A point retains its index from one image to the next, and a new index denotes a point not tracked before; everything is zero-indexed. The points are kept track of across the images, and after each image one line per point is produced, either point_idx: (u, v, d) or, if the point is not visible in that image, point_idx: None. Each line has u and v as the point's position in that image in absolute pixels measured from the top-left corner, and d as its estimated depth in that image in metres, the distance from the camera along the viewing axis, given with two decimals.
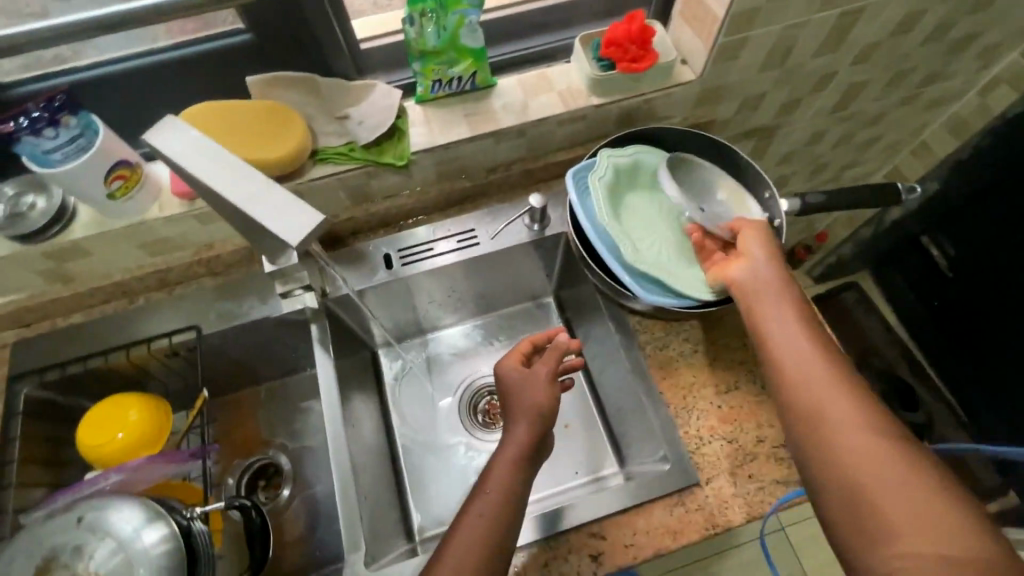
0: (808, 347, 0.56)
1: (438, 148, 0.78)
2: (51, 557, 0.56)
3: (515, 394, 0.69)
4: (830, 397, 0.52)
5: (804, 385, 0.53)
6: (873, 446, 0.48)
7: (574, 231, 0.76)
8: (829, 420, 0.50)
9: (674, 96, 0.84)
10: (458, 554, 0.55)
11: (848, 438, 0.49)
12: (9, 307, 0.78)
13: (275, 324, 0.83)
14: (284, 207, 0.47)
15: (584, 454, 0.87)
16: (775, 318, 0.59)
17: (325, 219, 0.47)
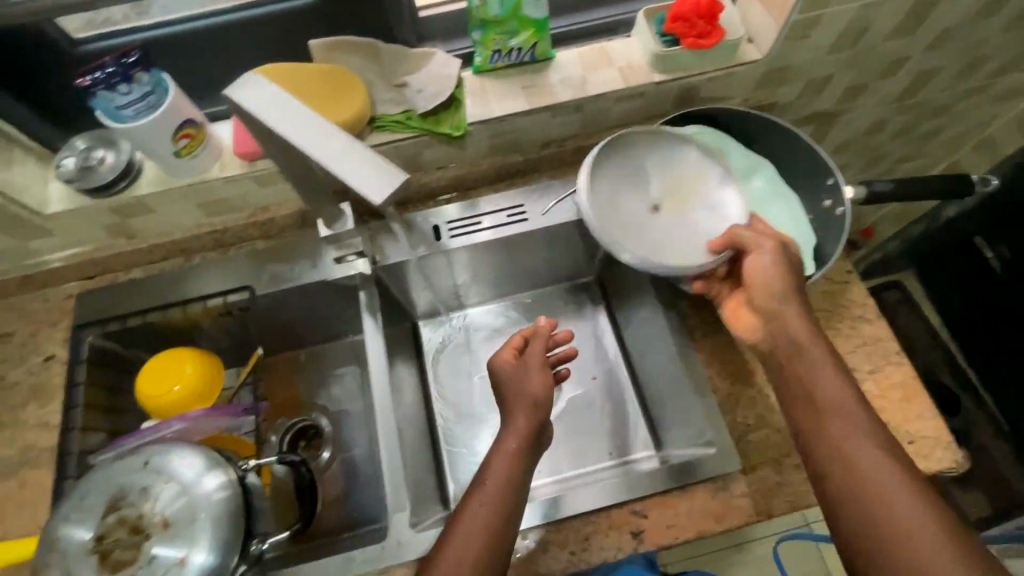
0: (848, 411, 0.56)
1: (494, 120, 0.77)
2: (119, 496, 0.58)
3: (511, 385, 0.68)
4: (875, 467, 0.52)
5: (851, 455, 0.54)
6: (924, 525, 0.49)
7: (628, 209, 0.75)
8: (878, 493, 0.51)
9: (737, 77, 0.82)
10: (456, 553, 0.56)
11: (897, 511, 0.50)
12: (75, 259, 0.81)
13: (325, 288, 0.84)
14: (367, 166, 0.46)
15: (619, 437, 0.87)
16: (818, 378, 0.59)
17: (408, 179, 0.46)
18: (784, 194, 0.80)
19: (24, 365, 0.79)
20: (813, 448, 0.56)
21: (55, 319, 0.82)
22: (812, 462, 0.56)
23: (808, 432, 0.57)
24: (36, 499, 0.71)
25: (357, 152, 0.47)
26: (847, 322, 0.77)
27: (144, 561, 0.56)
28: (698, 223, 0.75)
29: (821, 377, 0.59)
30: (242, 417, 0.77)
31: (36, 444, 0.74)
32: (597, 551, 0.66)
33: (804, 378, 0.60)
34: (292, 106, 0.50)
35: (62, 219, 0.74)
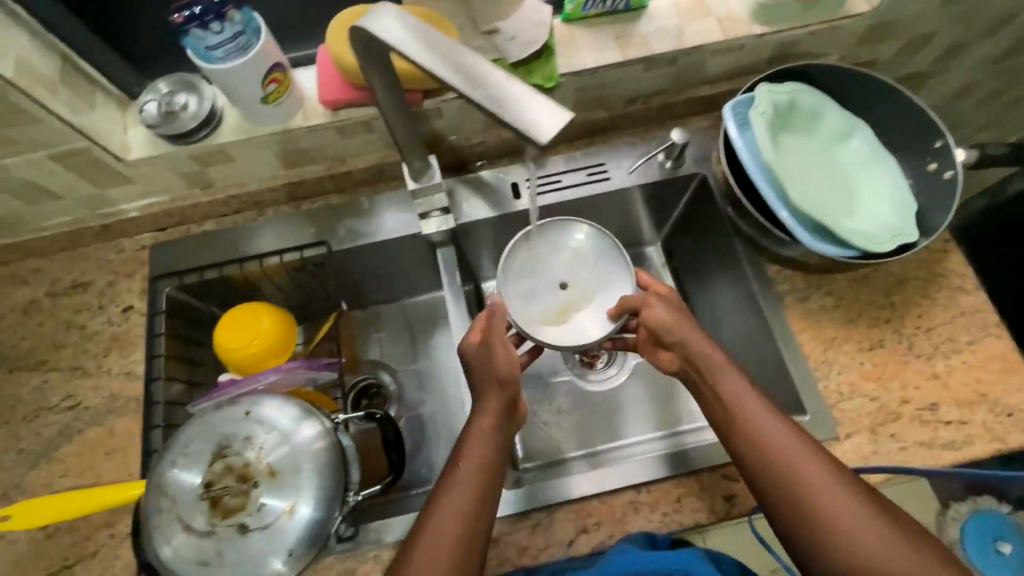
0: (777, 425, 0.57)
1: (585, 73, 0.74)
2: (225, 444, 0.59)
3: (481, 365, 0.65)
4: (812, 474, 0.54)
5: (790, 467, 0.55)
6: (875, 538, 0.50)
7: (727, 169, 0.73)
8: (818, 499, 0.53)
9: (841, 30, 0.77)
10: (433, 539, 0.55)
11: (841, 514, 0.52)
12: (150, 209, 0.81)
13: (400, 244, 0.83)
14: (521, 98, 0.42)
15: (680, 406, 0.88)
16: (740, 395, 0.60)
17: (572, 113, 0.41)
18: (887, 154, 0.76)
19: (103, 315, 0.79)
20: (751, 468, 0.57)
21: (130, 270, 0.81)
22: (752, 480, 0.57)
23: (746, 450, 0.58)
24: (126, 446, 0.72)
25: (507, 82, 0.42)
26: (945, 292, 0.74)
27: (253, 509, 0.56)
28: (591, 319, 0.72)
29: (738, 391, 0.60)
30: (320, 373, 0.74)
31: (122, 393, 0.75)
32: (687, 512, 0.67)
33: (719, 395, 0.61)
34: (434, 37, 0.46)
35: (143, 166, 0.73)
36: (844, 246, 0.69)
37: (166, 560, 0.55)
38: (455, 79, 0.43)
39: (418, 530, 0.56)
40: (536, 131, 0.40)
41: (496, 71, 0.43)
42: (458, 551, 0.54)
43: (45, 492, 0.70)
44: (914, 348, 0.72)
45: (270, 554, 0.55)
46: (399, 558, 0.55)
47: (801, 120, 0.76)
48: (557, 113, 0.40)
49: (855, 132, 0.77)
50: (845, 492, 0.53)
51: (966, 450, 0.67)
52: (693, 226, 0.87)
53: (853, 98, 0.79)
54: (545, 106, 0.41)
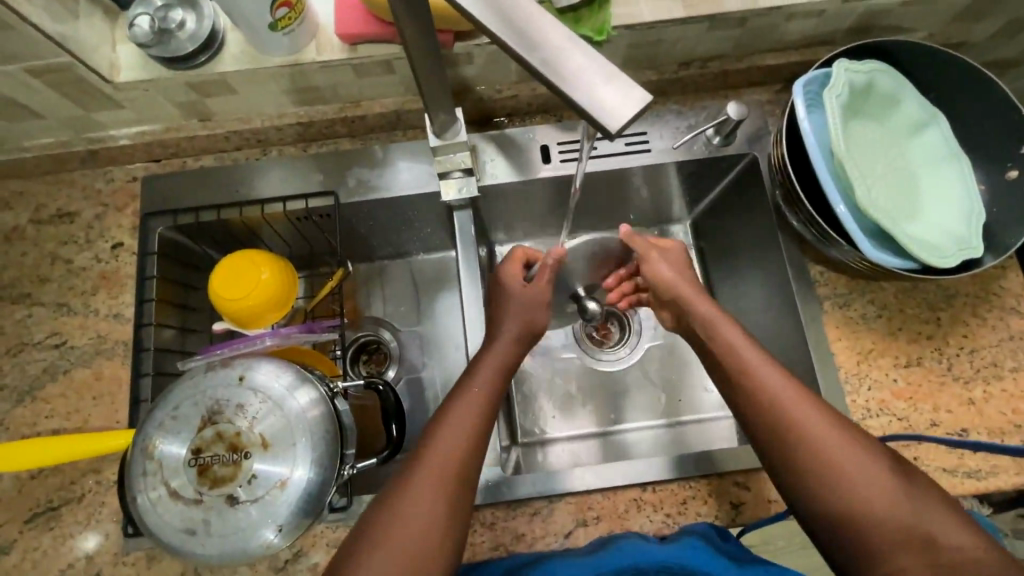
0: (804, 400, 0.53)
1: (641, 26, 0.66)
2: (216, 409, 0.55)
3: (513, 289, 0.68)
4: (844, 451, 0.50)
5: (818, 444, 0.51)
6: (887, 498, 0.48)
7: (785, 156, 0.66)
8: (845, 476, 0.49)
9: (935, 5, 0.68)
10: (429, 479, 0.51)
11: (857, 482, 0.49)
12: (143, 137, 0.73)
13: (414, 200, 0.76)
14: (590, 70, 0.35)
15: (689, 397, 0.84)
16: (770, 374, 0.55)
17: (651, 96, 0.34)
18: (965, 155, 0.68)
19: (91, 250, 0.73)
20: (771, 443, 0.53)
21: (120, 203, 0.75)
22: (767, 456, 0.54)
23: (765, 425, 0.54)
24: (115, 391, 0.69)
25: (576, 47, 0.35)
26: (998, 313, 0.69)
27: (245, 480, 0.53)
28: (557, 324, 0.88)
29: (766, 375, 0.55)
30: (320, 336, 0.67)
31: (110, 336, 0.71)
32: (692, 516, 0.65)
33: (738, 372, 0.57)
34: None
35: (134, 91, 0.66)
36: (904, 258, 0.62)
37: (152, 526, 0.53)
38: (510, 37, 0.36)
39: (410, 469, 0.52)
40: (608, 114, 0.33)
41: (564, 33, 0.36)
42: (457, 478, 0.52)
43: (30, 431, 0.67)
44: (954, 369, 0.67)
45: (259, 528, 0.52)
46: (383, 496, 0.51)
47: (877, 104, 0.67)
48: (634, 94, 0.34)
49: (935, 124, 0.68)
50: (879, 467, 0.49)
51: (990, 480, 0.63)
52: (734, 209, 0.80)
53: (938, 86, 0.69)
54: (620, 84, 0.34)
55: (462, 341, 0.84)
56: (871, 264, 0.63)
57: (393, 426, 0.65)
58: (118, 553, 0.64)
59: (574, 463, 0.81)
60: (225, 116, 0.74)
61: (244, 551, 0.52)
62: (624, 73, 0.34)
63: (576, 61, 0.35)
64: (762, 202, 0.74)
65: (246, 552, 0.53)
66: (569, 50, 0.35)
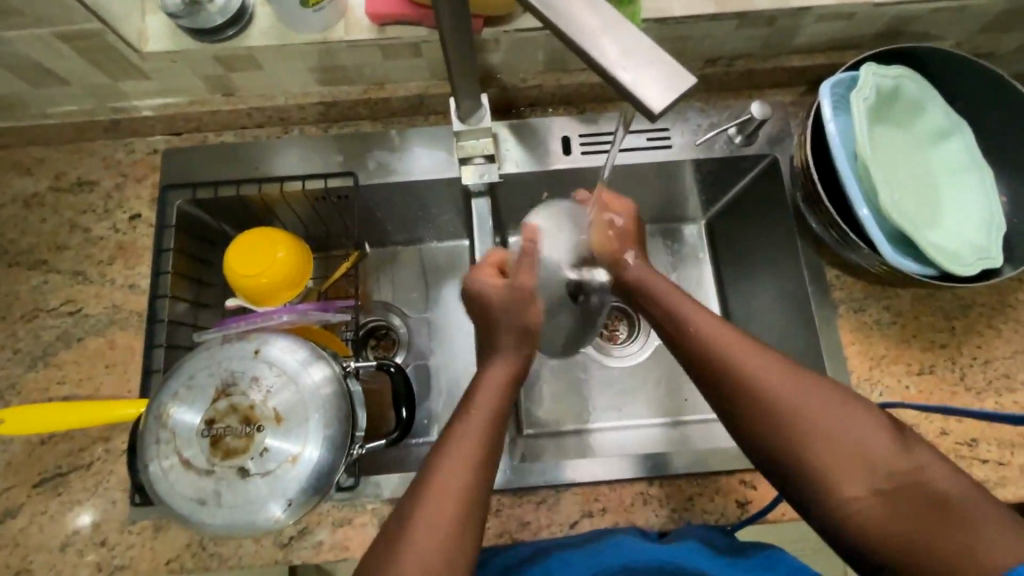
0: (752, 347, 0.53)
1: (670, 21, 0.66)
2: (231, 381, 0.55)
3: (505, 308, 0.57)
4: (800, 392, 0.50)
5: (767, 387, 0.50)
6: (848, 432, 0.48)
7: (809, 156, 0.66)
8: (794, 413, 0.49)
9: (967, 12, 0.68)
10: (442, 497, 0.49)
11: (819, 420, 0.49)
12: (166, 110, 0.74)
13: (433, 185, 0.76)
14: (633, 52, 0.35)
15: (695, 397, 0.84)
16: (706, 322, 0.56)
17: (695, 81, 0.34)
18: (988, 165, 0.68)
19: (109, 220, 0.73)
20: (729, 391, 0.53)
21: (139, 174, 0.75)
22: (729, 407, 0.53)
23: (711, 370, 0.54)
24: (127, 361, 0.69)
25: (623, 29, 0.35)
26: (1012, 324, 0.69)
27: (257, 452, 0.53)
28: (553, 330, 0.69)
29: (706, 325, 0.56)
30: (334, 316, 0.67)
31: (125, 306, 0.71)
32: (698, 512, 0.65)
33: (688, 325, 0.57)
34: None
35: (160, 62, 0.67)
36: (924, 264, 0.62)
37: (163, 494, 0.53)
38: (554, 17, 0.36)
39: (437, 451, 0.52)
40: (653, 95, 0.33)
41: (610, 15, 0.36)
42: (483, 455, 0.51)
43: (41, 396, 0.68)
44: (966, 378, 0.67)
45: (269, 500, 0.53)
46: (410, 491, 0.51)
47: (902, 110, 0.67)
48: (679, 78, 0.34)
49: (958, 132, 0.68)
50: (834, 401, 0.49)
51: (999, 491, 0.63)
52: (751, 210, 0.80)
53: (966, 95, 0.69)
54: (666, 67, 0.34)
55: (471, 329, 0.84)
56: (891, 269, 0.63)
57: (403, 409, 0.65)
58: (123, 521, 0.64)
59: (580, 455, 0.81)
60: (249, 92, 0.74)
61: (253, 523, 0.53)
62: (671, 56, 0.34)
63: (622, 42, 0.35)
64: (781, 204, 0.74)
65: (255, 524, 0.53)
66: (614, 31, 0.35)
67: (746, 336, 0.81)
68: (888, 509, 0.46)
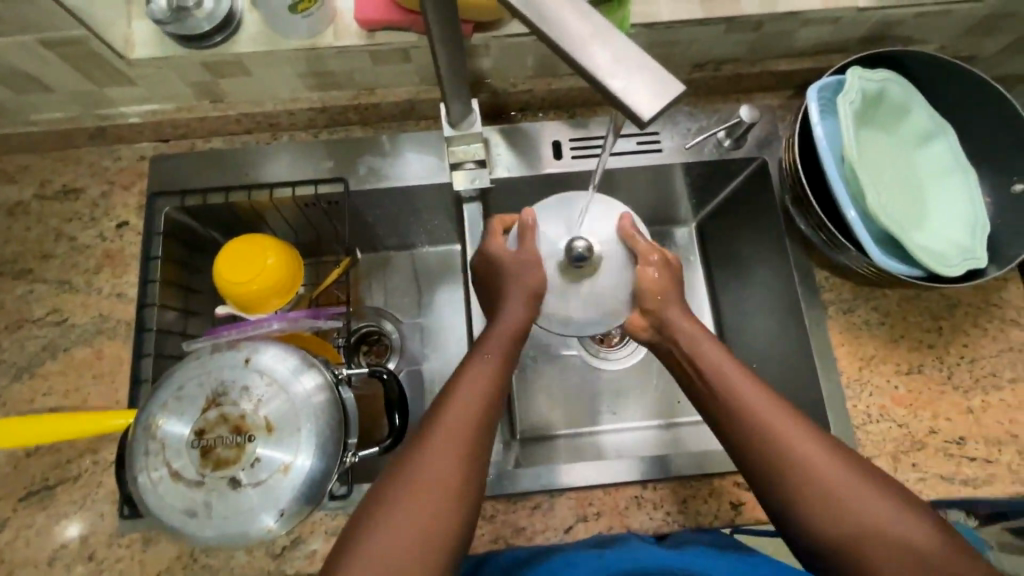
0: (771, 401, 0.53)
1: (659, 26, 0.67)
2: (221, 391, 0.55)
3: (513, 268, 0.64)
4: (814, 449, 0.50)
5: (784, 443, 0.51)
6: (861, 494, 0.48)
7: (797, 159, 0.66)
8: (809, 469, 0.50)
9: (949, 17, 0.69)
10: (426, 484, 0.49)
11: (833, 479, 0.49)
12: (153, 117, 0.73)
13: (424, 190, 0.76)
14: (621, 59, 0.35)
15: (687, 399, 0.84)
16: (726, 369, 0.56)
17: (683, 87, 0.34)
18: (972, 167, 0.69)
19: (95, 228, 0.73)
20: (743, 442, 0.53)
21: (126, 181, 0.74)
22: (744, 458, 0.53)
23: (727, 416, 0.55)
24: (115, 371, 0.68)
25: (611, 36, 0.35)
26: (997, 323, 0.70)
27: (248, 462, 0.53)
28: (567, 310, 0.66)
29: (717, 358, 0.57)
30: (325, 323, 0.66)
31: (112, 315, 0.70)
32: (691, 515, 0.65)
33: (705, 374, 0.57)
34: None
35: (147, 68, 0.66)
36: (911, 265, 0.63)
37: (152, 506, 0.52)
38: (543, 24, 0.36)
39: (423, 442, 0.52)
40: (643, 103, 0.34)
41: (599, 23, 0.36)
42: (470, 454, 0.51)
43: (27, 408, 0.66)
44: (954, 377, 0.68)
45: (261, 512, 0.52)
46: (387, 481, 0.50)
47: (887, 113, 0.68)
48: (667, 85, 0.34)
49: (943, 135, 0.69)
50: (847, 463, 0.50)
51: (986, 488, 0.64)
52: (741, 213, 0.80)
53: (950, 98, 0.70)
54: (654, 75, 0.34)
55: (464, 334, 0.84)
56: (879, 270, 0.64)
57: (396, 416, 0.64)
58: (112, 534, 0.63)
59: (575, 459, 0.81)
60: (238, 98, 0.73)
61: (245, 535, 0.52)
62: (659, 63, 0.34)
63: (611, 49, 0.35)
64: (770, 206, 0.75)
65: (246, 535, 0.52)
66: (602, 39, 0.35)
67: (738, 338, 0.82)
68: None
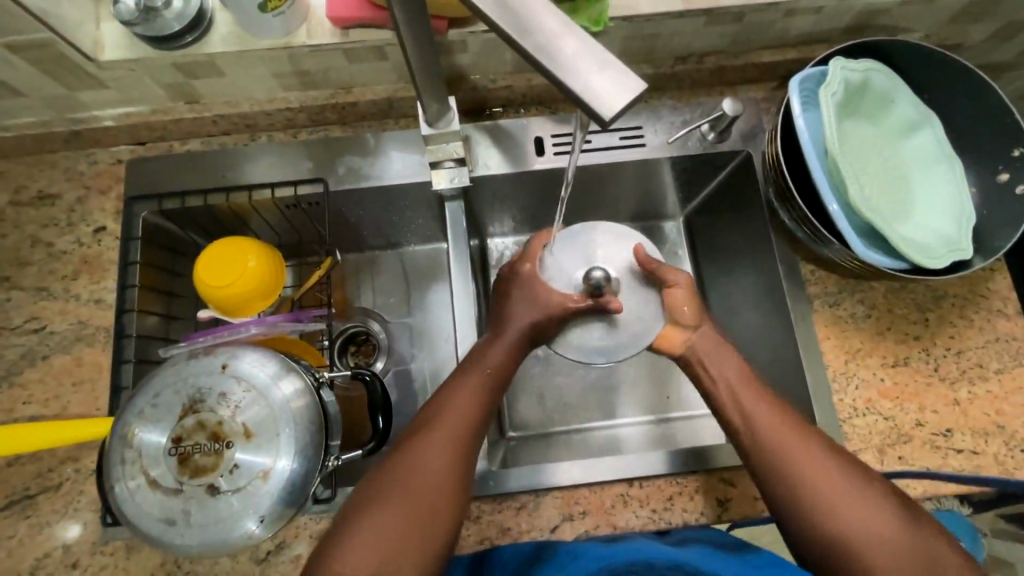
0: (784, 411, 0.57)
1: (638, 19, 0.66)
2: (198, 398, 0.54)
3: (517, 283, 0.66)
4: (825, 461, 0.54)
5: (791, 450, 0.55)
6: (862, 505, 0.52)
7: (781, 152, 0.66)
8: (822, 483, 0.53)
9: (932, 5, 0.68)
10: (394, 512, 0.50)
11: (837, 490, 0.53)
12: (128, 120, 0.72)
13: (406, 190, 0.75)
14: (584, 56, 0.34)
15: (676, 394, 0.84)
16: (738, 381, 0.60)
17: (646, 85, 0.33)
18: (957, 156, 0.68)
19: (72, 234, 0.72)
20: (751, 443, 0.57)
21: (103, 186, 0.73)
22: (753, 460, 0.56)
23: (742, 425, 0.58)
24: (95, 378, 0.67)
25: (573, 32, 0.34)
26: (983, 313, 0.70)
27: (227, 469, 0.52)
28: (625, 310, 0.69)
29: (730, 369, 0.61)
30: (306, 325, 0.65)
31: (91, 321, 0.69)
32: (678, 512, 0.65)
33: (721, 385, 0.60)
34: None
35: (118, 70, 0.65)
36: (895, 258, 0.62)
37: (130, 515, 0.52)
38: (506, 21, 0.35)
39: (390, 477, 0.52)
40: (605, 102, 0.33)
41: (561, 19, 0.35)
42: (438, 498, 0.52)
43: (6, 418, 0.66)
44: (940, 369, 0.68)
45: (240, 518, 0.51)
46: (350, 513, 0.51)
47: (872, 104, 0.67)
48: (630, 81, 0.33)
49: (927, 125, 0.68)
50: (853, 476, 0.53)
51: (973, 480, 0.64)
52: (726, 207, 0.80)
53: (934, 86, 0.69)
54: (616, 72, 0.33)
55: (451, 333, 0.83)
56: (863, 263, 0.63)
57: (379, 418, 0.64)
58: (96, 542, 0.63)
59: (566, 456, 0.80)
60: (213, 99, 0.72)
61: (226, 541, 0.52)
62: (623, 61, 0.34)
63: (573, 46, 0.34)
64: (755, 199, 0.74)
65: (226, 542, 0.52)
66: (565, 36, 0.34)
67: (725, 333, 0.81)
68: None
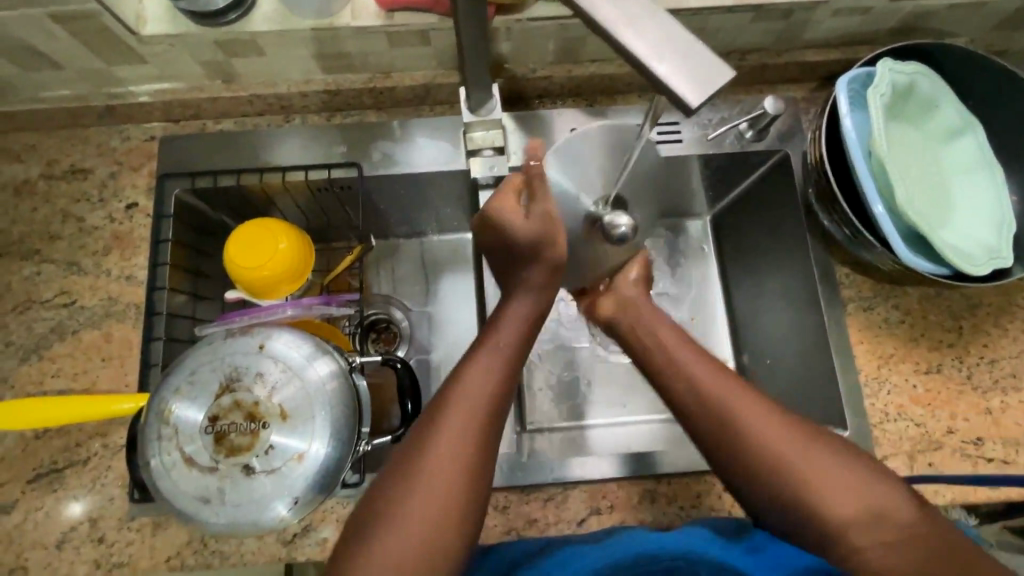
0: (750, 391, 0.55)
1: (685, 13, 0.65)
2: (235, 376, 0.54)
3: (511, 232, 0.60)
4: (795, 430, 0.52)
5: (761, 424, 0.53)
6: (837, 468, 0.50)
7: (824, 152, 0.65)
8: (792, 449, 0.51)
9: (983, 9, 0.67)
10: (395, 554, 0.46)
11: (807, 452, 0.51)
12: (163, 96, 0.71)
13: (439, 177, 0.74)
14: (668, 42, 0.34)
15: None
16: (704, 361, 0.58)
17: (733, 73, 0.33)
18: (998, 164, 0.67)
19: (103, 210, 0.71)
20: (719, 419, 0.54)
21: (136, 162, 0.73)
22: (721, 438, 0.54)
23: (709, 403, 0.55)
24: (124, 355, 0.67)
25: (655, 18, 0.34)
26: (1018, 323, 0.69)
27: (261, 450, 0.52)
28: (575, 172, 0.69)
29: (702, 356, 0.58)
30: (337, 309, 0.65)
31: (121, 298, 0.69)
32: (705, 509, 0.64)
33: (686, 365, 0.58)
34: None
35: (159, 45, 0.65)
36: (938, 264, 0.61)
37: (165, 491, 0.52)
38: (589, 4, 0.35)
39: (382, 516, 0.48)
40: (692, 89, 0.33)
41: (644, 5, 0.35)
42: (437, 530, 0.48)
43: (35, 390, 0.66)
44: (972, 378, 0.67)
45: (272, 500, 0.51)
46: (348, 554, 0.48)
47: (914, 108, 0.67)
48: (716, 70, 0.33)
49: (969, 132, 0.67)
50: (824, 438, 0.52)
51: (1004, 490, 0.63)
52: (758, 208, 0.79)
53: (978, 93, 0.69)
54: (701, 59, 0.33)
55: (474, 324, 0.83)
56: (904, 268, 0.62)
57: (409, 404, 0.63)
58: (122, 519, 0.63)
59: (607, 449, 0.80)
60: (250, 79, 0.72)
61: (258, 522, 0.51)
62: (709, 49, 0.34)
63: (656, 32, 0.34)
64: (792, 200, 0.74)
65: (259, 522, 0.51)
66: (650, 20, 0.34)
67: (752, 333, 0.81)
68: (885, 536, 0.47)
